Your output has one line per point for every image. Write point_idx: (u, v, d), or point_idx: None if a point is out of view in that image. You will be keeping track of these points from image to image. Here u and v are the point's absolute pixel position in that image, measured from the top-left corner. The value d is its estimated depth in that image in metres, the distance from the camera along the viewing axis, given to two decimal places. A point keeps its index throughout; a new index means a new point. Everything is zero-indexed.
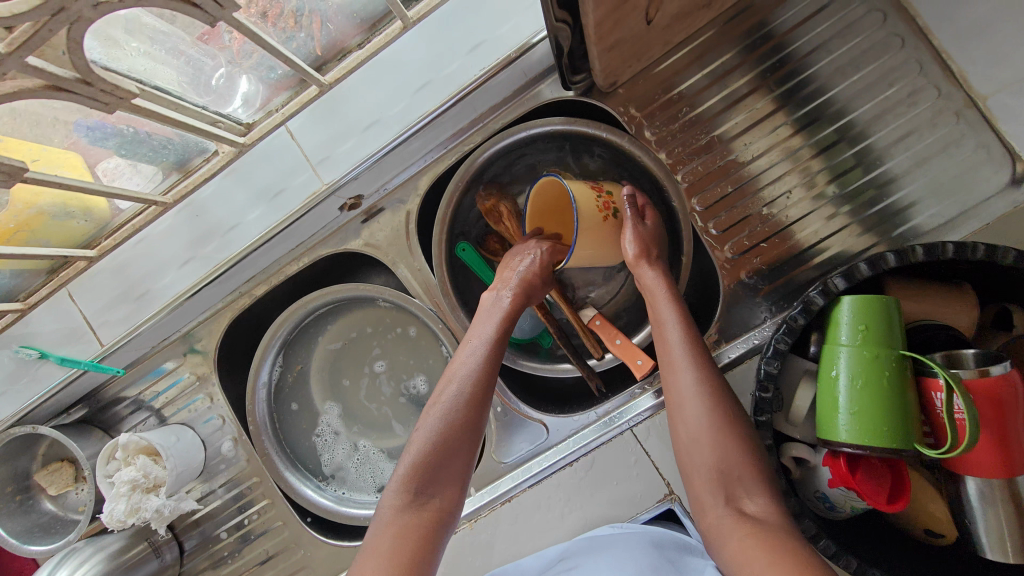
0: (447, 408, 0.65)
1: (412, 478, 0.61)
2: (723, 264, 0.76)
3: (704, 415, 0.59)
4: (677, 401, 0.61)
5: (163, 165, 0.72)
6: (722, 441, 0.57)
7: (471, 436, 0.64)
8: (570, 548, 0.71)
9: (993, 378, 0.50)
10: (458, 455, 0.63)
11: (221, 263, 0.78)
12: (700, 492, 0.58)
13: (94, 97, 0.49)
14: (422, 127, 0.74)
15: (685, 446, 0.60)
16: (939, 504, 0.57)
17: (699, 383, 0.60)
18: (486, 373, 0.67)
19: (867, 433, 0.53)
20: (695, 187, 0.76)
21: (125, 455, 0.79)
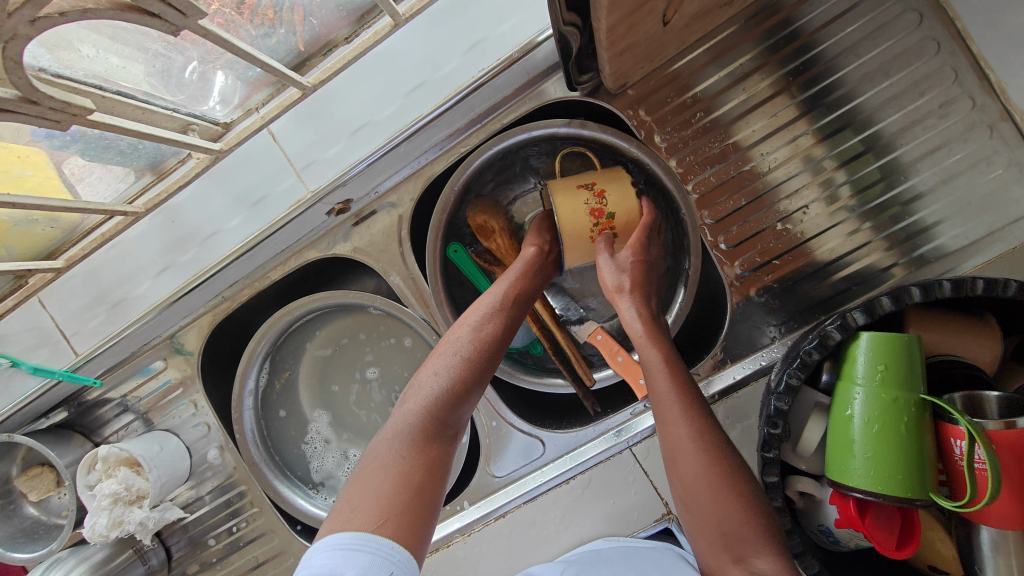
0: (458, 350, 0.61)
1: (421, 415, 0.56)
2: (732, 280, 0.73)
3: (703, 470, 0.55)
4: (673, 455, 0.57)
5: (134, 167, 0.66)
6: (723, 500, 0.54)
7: (479, 385, 0.61)
8: (569, 555, 0.70)
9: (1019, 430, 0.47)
10: (466, 405, 0.59)
11: (202, 270, 0.73)
12: (705, 551, 0.55)
13: (43, 116, 0.44)
14: (417, 131, 0.68)
15: (685, 501, 0.56)
16: (949, 545, 0.55)
17: (694, 437, 0.56)
18: (500, 326, 0.64)
19: (881, 480, 0.51)
20: (707, 198, 0.72)
21: (105, 467, 0.76)
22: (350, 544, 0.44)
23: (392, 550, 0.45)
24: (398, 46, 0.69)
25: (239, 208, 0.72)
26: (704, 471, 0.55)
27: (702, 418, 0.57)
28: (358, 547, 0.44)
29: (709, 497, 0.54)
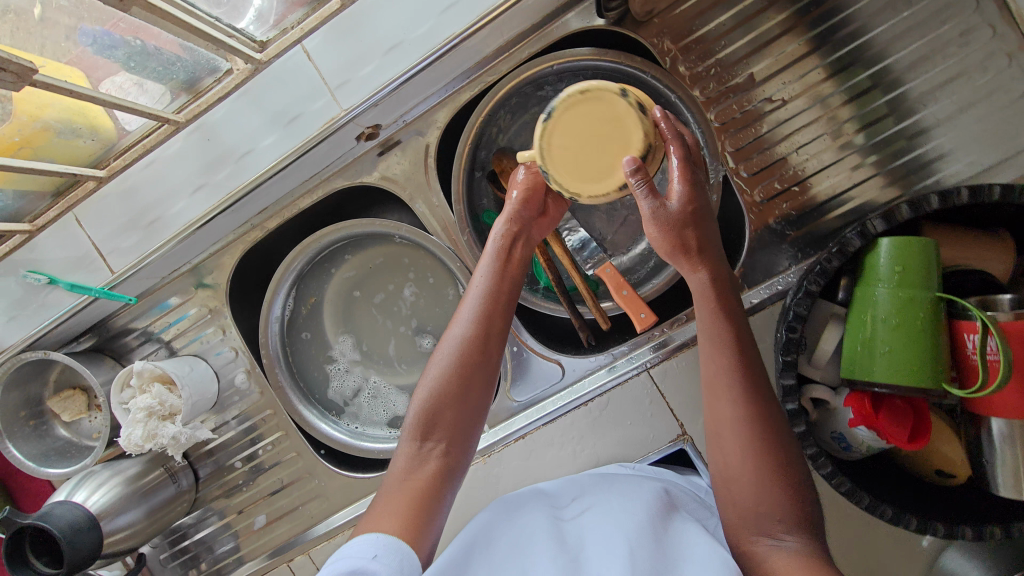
0: (448, 352, 0.64)
1: (417, 424, 0.62)
2: (751, 207, 0.74)
3: (743, 444, 0.56)
4: (718, 427, 0.58)
5: (172, 84, 0.67)
6: (762, 477, 0.55)
7: (477, 381, 0.64)
8: (581, 481, 0.71)
9: None
10: (465, 406, 0.63)
11: (234, 190, 0.74)
12: (735, 523, 0.56)
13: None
14: (445, 52, 0.68)
15: (725, 475, 0.58)
16: (959, 451, 0.58)
17: (741, 405, 0.57)
18: (484, 316, 0.65)
19: (895, 371, 0.53)
20: (727, 127, 0.74)
21: (140, 383, 0.78)
22: (345, 549, 0.51)
23: (377, 542, 0.52)
24: None
25: (272, 128, 0.72)
26: (751, 441, 0.56)
27: (759, 394, 0.57)
28: (355, 545, 0.51)
29: (752, 474, 0.55)
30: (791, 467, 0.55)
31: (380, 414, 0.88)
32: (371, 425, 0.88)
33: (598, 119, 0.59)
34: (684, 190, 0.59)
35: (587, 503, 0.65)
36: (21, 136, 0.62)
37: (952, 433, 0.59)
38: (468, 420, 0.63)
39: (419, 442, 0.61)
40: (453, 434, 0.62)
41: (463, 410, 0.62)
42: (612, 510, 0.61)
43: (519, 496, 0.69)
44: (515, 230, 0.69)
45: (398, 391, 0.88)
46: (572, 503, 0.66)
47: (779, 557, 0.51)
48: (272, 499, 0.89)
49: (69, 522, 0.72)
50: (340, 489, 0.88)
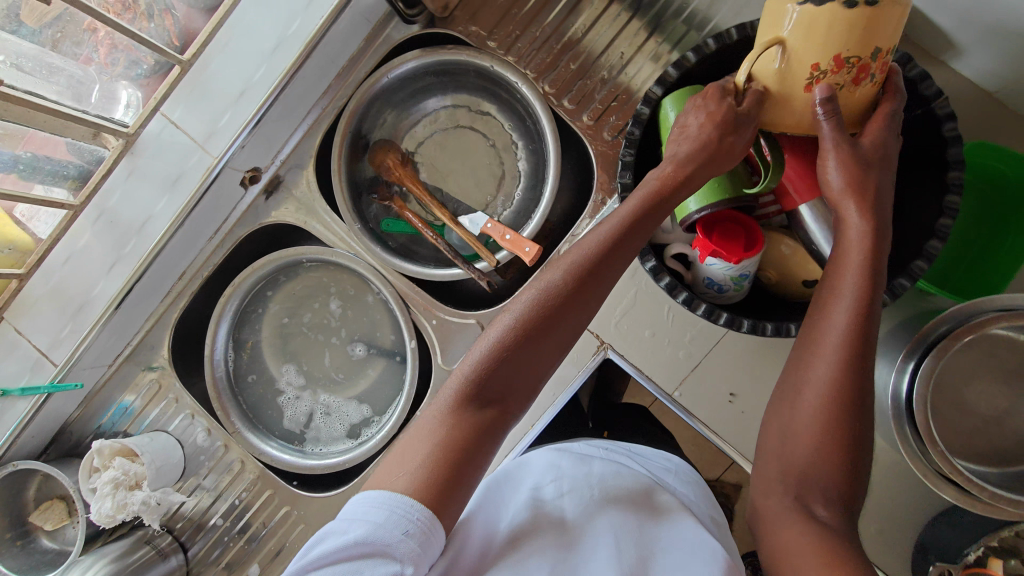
0: (517, 315, 0.54)
1: (479, 378, 0.53)
2: (586, 130, 0.85)
3: (829, 395, 0.52)
4: (813, 342, 0.55)
5: (71, 184, 0.77)
6: (831, 446, 0.52)
7: (549, 362, 0.55)
8: (557, 455, 0.63)
9: None
10: (530, 374, 0.54)
11: (146, 255, 0.83)
12: (771, 478, 0.55)
13: None
14: (286, 85, 0.80)
15: (805, 394, 0.54)
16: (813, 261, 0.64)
17: (857, 329, 0.52)
18: (569, 304, 0.54)
19: (706, 194, 0.61)
20: (541, 74, 0.86)
21: (103, 460, 0.83)
22: (354, 512, 0.45)
23: (404, 508, 0.45)
24: (257, 19, 0.82)
25: (162, 192, 0.83)
26: (845, 369, 0.52)
27: (876, 321, 0.52)
28: (368, 509, 0.45)
29: (826, 415, 0.52)
30: (861, 424, 0.52)
31: (337, 427, 0.93)
32: (332, 441, 0.93)
33: (843, 28, 0.45)
34: (840, 176, 0.53)
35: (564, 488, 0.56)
36: None
37: (790, 241, 0.66)
38: (523, 399, 0.55)
39: (469, 404, 0.52)
40: (511, 399, 0.54)
41: (526, 380, 0.54)
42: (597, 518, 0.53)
43: (503, 477, 0.62)
44: (637, 217, 0.56)
45: (351, 402, 0.94)
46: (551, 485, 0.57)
47: (813, 529, 0.49)
48: (260, 545, 0.91)
49: None
50: (321, 510, 0.90)
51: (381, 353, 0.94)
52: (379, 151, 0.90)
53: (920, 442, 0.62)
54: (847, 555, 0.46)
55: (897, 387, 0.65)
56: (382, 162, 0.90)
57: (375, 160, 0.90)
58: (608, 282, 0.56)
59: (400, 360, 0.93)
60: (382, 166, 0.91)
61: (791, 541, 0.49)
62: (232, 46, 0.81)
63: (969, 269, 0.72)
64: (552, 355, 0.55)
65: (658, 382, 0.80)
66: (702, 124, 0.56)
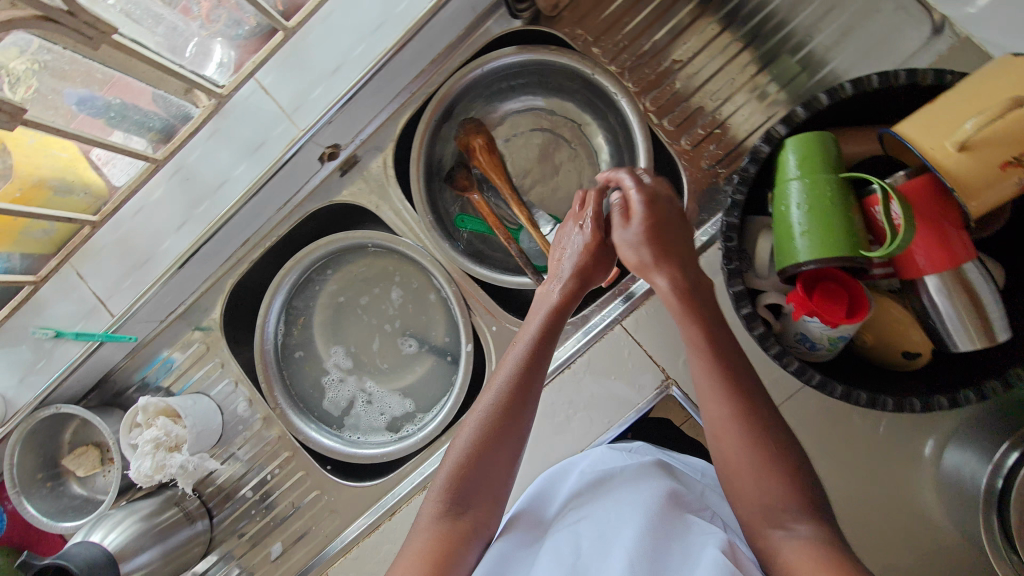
0: (483, 414, 0.64)
1: (448, 489, 0.61)
2: (682, 155, 0.81)
3: (746, 433, 0.57)
4: (699, 382, 0.62)
5: (151, 136, 0.76)
6: (772, 470, 0.55)
7: (510, 444, 0.63)
8: (578, 481, 0.69)
9: (919, 181, 0.56)
10: (494, 475, 0.63)
11: (215, 220, 0.81)
12: (745, 515, 0.57)
13: (78, 32, 0.57)
14: (382, 67, 0.77)
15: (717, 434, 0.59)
16: (920, 333, 0.60)
17: (706, 373, 0.61)
18: (515, 388, 0.65)
19: (819, 249, 0.57)
20: (644, 90, 0.82)
21: (146, 418, 0.82)
22: None
23: None
24: None
25: (242, 157, 0.81)
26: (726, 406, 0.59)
27: (724, 357, 0.61)
28: None
29: (742, 443, 0.57)
30: (783, 453, 0.57)
31: (378, 418, 0.92)
32: (372, 432, 0.91)
33: None
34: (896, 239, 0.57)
35: (583, 513, 0.62)
36: (22, 191, 0.70)
37: (900, 308, 0.61)
38: (498, 486, 0.63)
39: (448, 505, 0.61)
40: (482, 502, 0.62)
41: (491, 477, 0.62)
42: (609, 521, 0.59)
43: (535, 507, 0.68)
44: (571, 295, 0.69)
45: (394, 394, 0.92)
46: (569, 513, 0.64)
47: (789, 544, 0.52)
48: (285, 525, 0.90)
49: (85, 559, 0.73)
50: (351, 500, 0.89)
51: (433, 351, 0.91)
52: (468, 131, 0.85)
53: (1006, 544, 0.61)
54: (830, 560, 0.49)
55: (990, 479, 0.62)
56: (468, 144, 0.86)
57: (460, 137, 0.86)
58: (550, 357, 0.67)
59: (451, 361, 0.91)
60: (467, 147, 0.86)
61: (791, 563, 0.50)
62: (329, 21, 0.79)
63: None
64: (511, 421, 0.63)
65: None
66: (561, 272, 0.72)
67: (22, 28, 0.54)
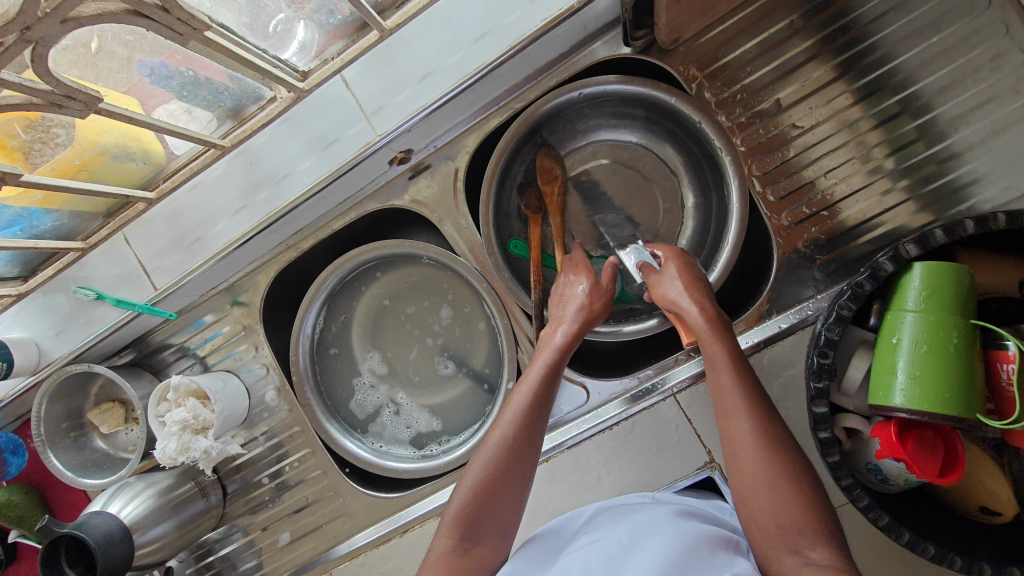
0: (498, 442, 0.63)
1: (457, 522, 0.60)
2: (779, 231, 0.74)
3: (767, 457, 0.55)
4: (734, 451, 0.58)
5: (219, 111, 0.72)
6: (796, 493, 0.53)
7: (519, 478, 0.62)
8: (591, 517, 0.68)
9: None
10: (505, 509, 0.61)
11: (274, 211, 0.77)
12: (762, 544, 0.54)
13: (171, 27, 0.50)
14: (477, 81, 0.71)
15: (750, 501, 0.55)
16: (1004, 486, 0.57)
17: (757, 440, 0.56)
18: (529, 419, 0.63)
19: (927, 398, 0.52)
20: (753, 153, 0.74)
21: (176, 397, 0.81)
22: None
23: None
24: None
25: (311, 151, 0.75)
26: (763, 464, 0.55)
27: (765, 414, 0.57)
28: None
29: (765, 491, 0.54)
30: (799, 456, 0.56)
31: (403, 430, 0.89)
32: (395, 444, 0.88)
33: None
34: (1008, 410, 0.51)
35: (595, 537, 0.60)
36: (80, 159, 0.66)
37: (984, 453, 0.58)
38: (508, 520, 0.62)
39: (458, 541, 0.60)
40: (490, 534, 0.61)
41: (501, 510, 0.61)
42: (621, 544, 0.55)
43: (554, 531, 0.67)
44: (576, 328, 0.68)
45: (423, 411, 0.89)
46: (581, 539, 0.61)
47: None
48: (296, 517, 0.90)
49: (103, 532, 0.74)
50: (364, 508, 0.88)
51: (470, 375, 0.88)
52: (552, 160, 0.80)
53: None
54: None
55: None
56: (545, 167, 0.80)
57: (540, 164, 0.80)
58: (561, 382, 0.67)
59: (487, 390, 0.88)
60: (545, 171, 0.80)
61: None
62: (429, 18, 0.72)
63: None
64: (519, 464, 0.62)
65: None
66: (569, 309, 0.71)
67: (112, 23, 0.47)
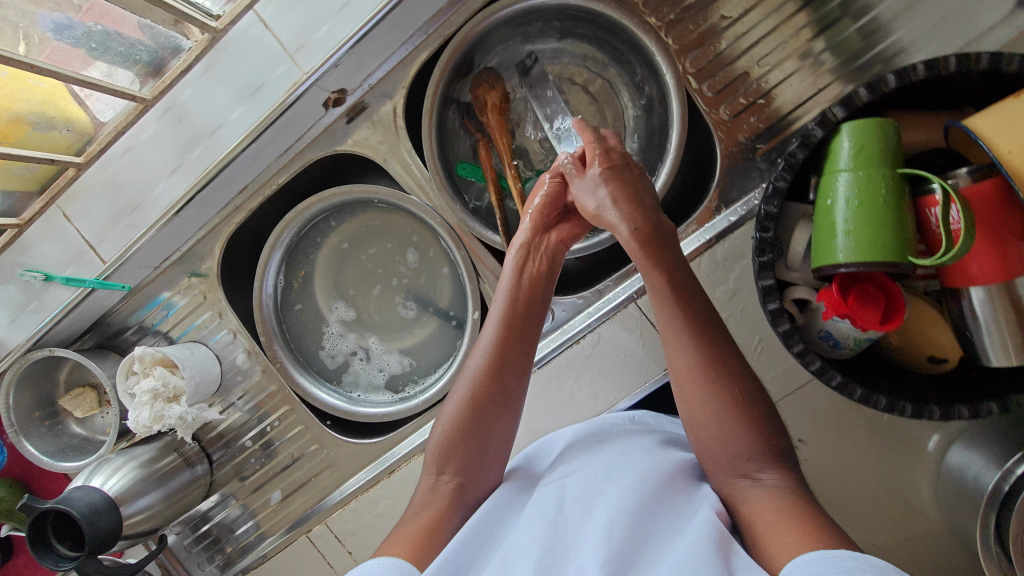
0: (467, 376, 0.65)
1: (438, 451, 0.63)
2: (719, 125, 0.74)
3: (695, 360, 0.57)
4: (680, 381, 0.58)
5: (138, 69, 0.69)
6: (733, 399, 0.55)
7: (493, 409, 0.64)
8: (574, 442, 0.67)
9: (989, 183, 0.50)
10: (487, 432, 0.63)
11: (211, 167, 0.75)
12: (715, 470, 0.56)
13: None
14: (395, 7, 0.69)
15: (697, 429, 0.57)
16: (949, 334, 0.58)
17: (696, 367, 0.57)
18: (497, 354, 0.65)
19: (862, 250, 0.53)
20: (685, 50, 0.74)
21: (143, 367, 0.80)
22: (386, 565, 0.49)
23: (394, 565, 0.49)
24: None
25: (240, 99, 0.73)
26: (696, 360, 0.57)
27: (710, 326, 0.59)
28: (371, 564, 0.50)
29: (713, 418, 0.55)
30: (736, 366, 0.57)
31: (377, 374, 0.89)
32: (371, 390, 0.89)
33: None
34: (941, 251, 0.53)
35: (572, 468, 0.61)
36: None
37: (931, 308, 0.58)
38: (485, 450, 0.63)
39: (437, 469, 0.62)
40: (469, 464, 0.62)
41: (487, 436, 0.63)
42: (597, 479, 0.57)
43: (524, 466, 0.69)
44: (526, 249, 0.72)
45: (395, 353, 0.89)
46: (558, 471, 0.62)
47: (757, 493, 0.51)
48: (284, 474, 0.91)
49: (87, 504, 0.74)
50: (350, 455, 0.89)
51: (436, 314, 0.89)
52: (484, 87, 0.79)
53: (1000, 549, 0.61)
54: (799, 508, 0.48)
55: (994, 483, 0.62)
56: (484, 91, 0.80)
57: (473, 89, 0.80)
58: (533, 312, 0.68)
59: (455, 325, 0.88)
60: (478, 100, 0.80)
61: (753, 516, 0.50)
62: None
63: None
64: (491, 391, 0.64)
65: None
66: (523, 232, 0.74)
67: None
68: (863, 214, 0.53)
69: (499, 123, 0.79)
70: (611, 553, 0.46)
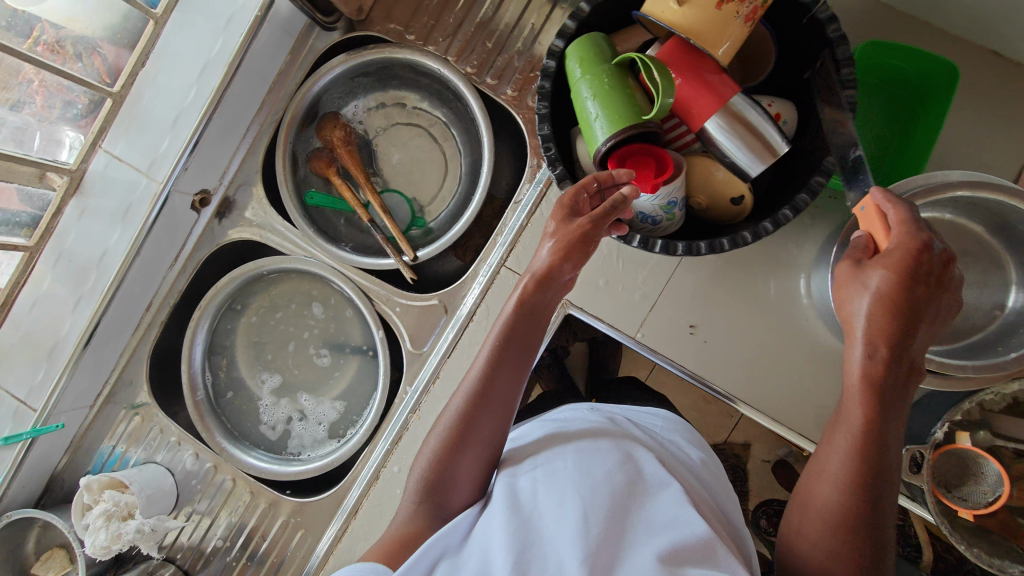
0: (454, 404, 0.64)
1: (423, 481, 0.61)
2: (512, 101, 0.88)
3: (843, 485, 0.51)
4: (808, 499, 0.54)
5: (24, 231, 0.80)
6: (859, 522, 0.50)
7: (480, 435, 0.61)
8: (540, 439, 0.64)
9: (668, 46, 0.62)
10: (471, 454, 0.61)
11: (107, 290, 0.85)
12: (797, 532, 0.54)
13: None
14: (218, 105, 0.83)
15: (816, 498, 0.53)
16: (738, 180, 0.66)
17: (844, 482, 0.51)
18: (483, 383, 0.63)
19: (612, 128, 0.63)
20: (462, 57, 0.89)
21: (93, 496, 0.84)
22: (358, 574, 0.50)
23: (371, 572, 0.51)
24: (171, 43, 0.83)
25: (116, 224, 0.84)
26: (841, 508, 0.51)
27: (868, 470, 0.51)
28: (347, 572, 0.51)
29: (838, 527, 0.51)
30: (878, 512, 0.51)
31: (318, 427, 0.94)
32: (317, 445, 0.94)
33: None
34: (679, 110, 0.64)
35: (539, 460, 0.57)
36: None
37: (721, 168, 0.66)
38: (474, 477, 0.61)
39: (424, 497, 0.60)
40: (458, 489, 0.60)
41: (476, 462, 0.61)
42: (569, 469, 0.53)
43: None
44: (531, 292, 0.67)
45: (328, 400, 0.95)
46: (526, 462, 0.59)
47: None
48: (262, 558, 0.91)
49: None
50: (316, 512, 0.90)
51: (354, 351, 0.95)
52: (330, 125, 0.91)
53: None
54: None
55: None
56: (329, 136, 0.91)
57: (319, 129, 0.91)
58: (520, 351, 0.66)
59: (372, 354, 0.95)
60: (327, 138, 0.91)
61: None
62: (153, 69, 0.82)
63: (910, 146, 0.70)
64: (480, 423, 0.62)
65: (620, 327, 0.82)
66: (549, 249, 0.67)
67: None
68: (603, 103, 0.64)
69: (350, 154, 0.90)
70: (589, 552, 0.44)
